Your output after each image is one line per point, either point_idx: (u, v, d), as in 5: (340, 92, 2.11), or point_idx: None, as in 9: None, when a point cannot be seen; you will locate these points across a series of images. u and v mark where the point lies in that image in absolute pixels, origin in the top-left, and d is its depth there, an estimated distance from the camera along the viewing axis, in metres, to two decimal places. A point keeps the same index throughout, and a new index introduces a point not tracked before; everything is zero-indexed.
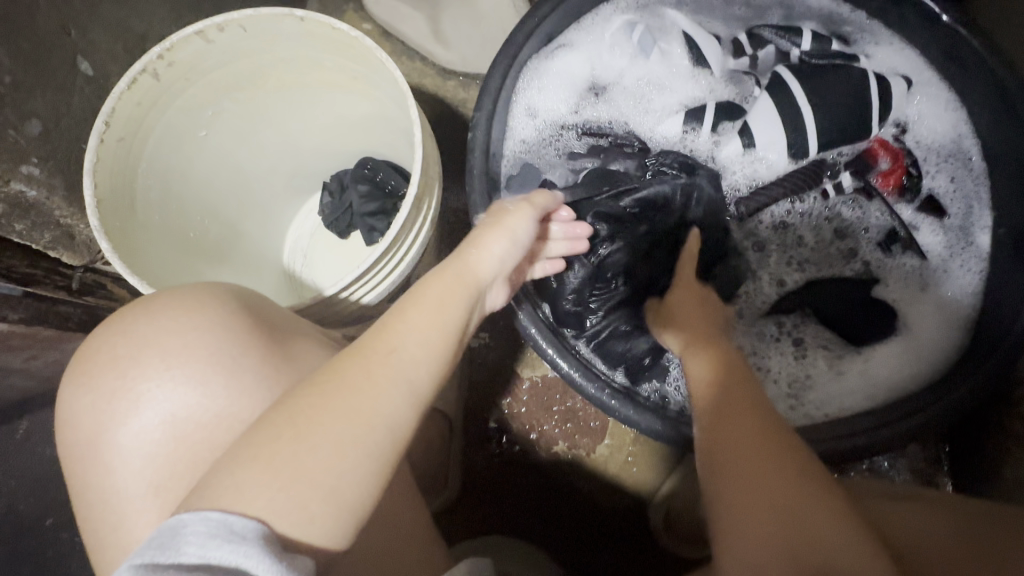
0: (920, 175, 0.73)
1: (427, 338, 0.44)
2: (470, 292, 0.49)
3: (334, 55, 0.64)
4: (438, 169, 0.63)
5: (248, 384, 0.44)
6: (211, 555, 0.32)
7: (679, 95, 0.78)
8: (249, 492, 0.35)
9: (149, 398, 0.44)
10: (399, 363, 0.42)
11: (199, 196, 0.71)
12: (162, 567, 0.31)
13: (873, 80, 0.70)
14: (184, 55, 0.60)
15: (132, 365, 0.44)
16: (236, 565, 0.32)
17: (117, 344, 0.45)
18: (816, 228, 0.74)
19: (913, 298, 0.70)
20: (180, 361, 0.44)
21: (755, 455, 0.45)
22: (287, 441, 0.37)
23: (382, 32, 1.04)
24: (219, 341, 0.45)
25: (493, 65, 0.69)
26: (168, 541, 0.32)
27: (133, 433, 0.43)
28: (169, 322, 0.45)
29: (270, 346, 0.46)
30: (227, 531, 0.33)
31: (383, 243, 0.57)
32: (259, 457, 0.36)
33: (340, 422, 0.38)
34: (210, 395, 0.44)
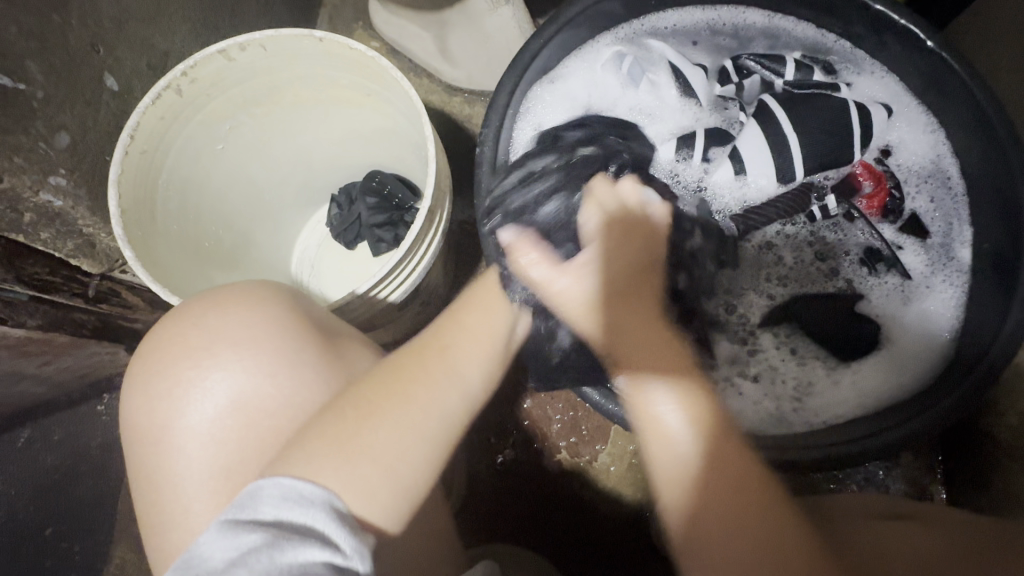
0: (902, 197, 0.76)
1: (476, 338, 0.52)
2: (511, 297, 0.57)
3: (351, 75, 0.66)
4: (450, 183, 0.65)
5: (311, 376, 0.47)
6: (283, 514, 0.37)
7: (669, 124, 0.82)
8: (324, 466, 0.40)
9: (211, 386, 0.45)
10: (451, 358, 0.49)
11: (214, 207, 0.73)
12: (244, 522, 0.36)
13: (855, 108, 0.74)
14: (205, 73, 0.63)
15: (204, 355, 0.46)
16: (307, 524, 0.37)
17: (189, 336, 0.47)
18: (799, 247, 0.77)
19: (896, 314, 0.73)
20: (250, 353, 0.46)
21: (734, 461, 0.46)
22: (353, 421, 0.43)
23: (390, 50, 1.08)
24: (285, 337, 0.47)
25: (498, 87, 0.72)
26: (247, 500, 0.37)
27: (203, 418, 0.45)
28: (236, 316, 0.47)
29: (330, 343, 0.49)
30: (296, 495, 0.38)
31: (398, 253, 0.59)
32: (324, 436, 0.42)
33: (398, 410, 0.44)
34: (276, 384, 0.46)
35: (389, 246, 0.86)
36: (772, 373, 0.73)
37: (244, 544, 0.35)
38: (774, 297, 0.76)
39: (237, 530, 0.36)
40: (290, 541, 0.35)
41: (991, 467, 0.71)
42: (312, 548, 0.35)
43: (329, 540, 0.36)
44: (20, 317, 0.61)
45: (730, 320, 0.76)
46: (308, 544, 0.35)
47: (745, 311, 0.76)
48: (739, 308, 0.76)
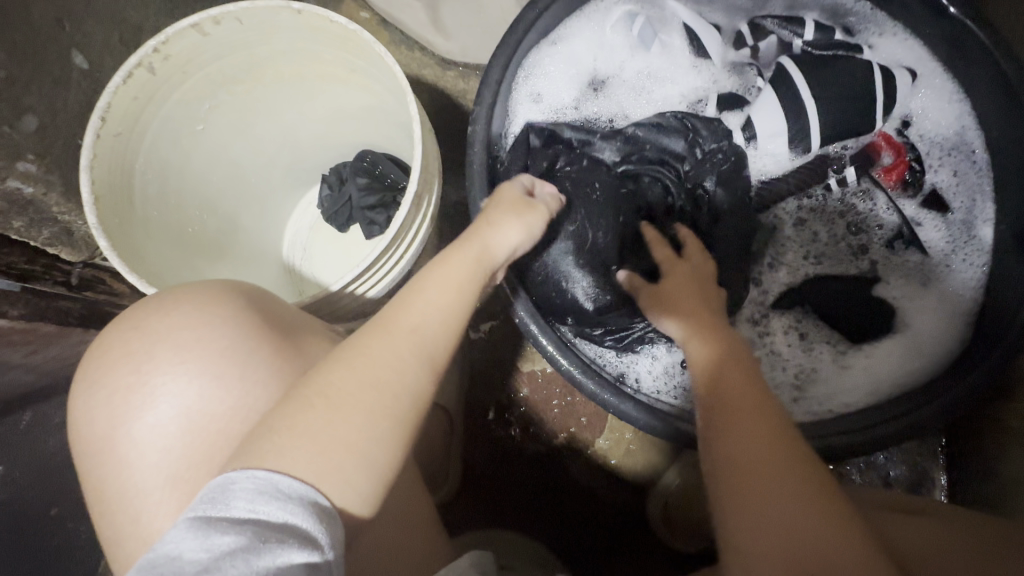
0: (923, 170, 0.72)
1: (445, 300, 0.48)
2: (481, 270, 0.52)
3: (332, 49, 0.63)
4: (439, 164, 0.62)
5: (261, 376, 0.44)
6: (260, 509, 0.35)
7: (680, 86, 0.78)
8: (296, 461, 0.37)
9: (163, 390, 0.43)
10: (400, 330, 0.45)
11: (196, 191, 0.71)
12: (217, 519, 0.34)
13: (879, 73, 0.70)
14: (180, 49, 0.59)
15: (145, 360, 0.44)
16: (283, 521, 0.35)
17: (131, 338, 0.45)
18: (829, 224, 0.74)
19: (913, 295, 0.70)
20: (197, 356, 0.44)
21: (766, 474, 0.41)
22: (321, 410, 0.40)
23: (381, 22, 1.04)
24: (231, 336, 0.45)
25: (494, 55, 0.68)
26: (219, 494, 0.35)
27: (149, 426, 0.43)
28: (176, 322, 0.45)
29: (281, 339, 0.46)
30: (274, 489, 0.36)
31: (384, 241, 0.57)
32: (285, 427, 0.39)
33: (369, 392, 0.41)
34: (224, 388, 0.44)
35: (381, 229, 0.88)
36: (775, 357, 0.71)
37: (216, 547, 0.33)
38: (795, 274, 0.73)
39: (210, 524, 0.34)
40: (268, 543, 0.34)
41: (999, 453, 0.70)
42: (291, 549, 0.34)
43: (306, 538, 0.35)
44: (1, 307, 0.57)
45: (747, 302, 0.73)
46: (286, 546, 0.34)
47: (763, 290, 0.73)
48: (763, 285, 0.73)
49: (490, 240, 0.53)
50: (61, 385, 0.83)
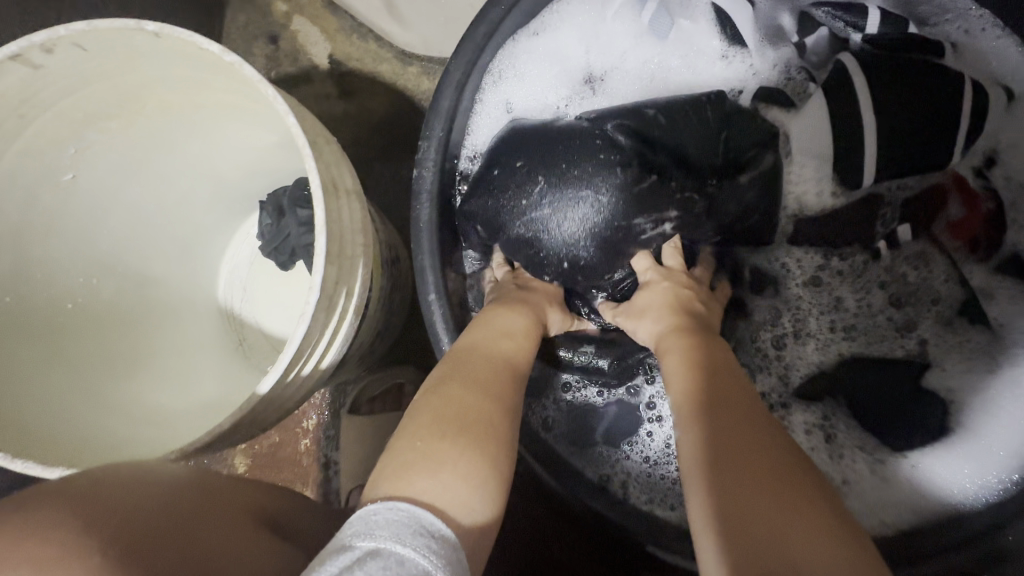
0: (1005, 226, 0.54)
1: (505, 363, 0.48)
2: (510, 366, 0.48)
3: (218, 77, 0.47)
4: (369, 231, 0.48)
5: None
6: (407, 545, 0.32)
7: (705, 81, 0.61)
8: (415, 484, 0.37)
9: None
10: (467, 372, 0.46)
11: (77, 253, 0.56)
12: (368, 550, 0.31)
13: (969, 87, 0.53)
14: (5, 88, 0.44)
15: None
16: (424, 563, 0.32)
17: None
18: (867, 292, 0.58)
19: (977, 390, 0.53)
20: None
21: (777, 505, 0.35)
22: (432, 438, 0.41)
23: (328, 5, 0.85)
24: None
25: (444, 77, 0.55)
26: (366, 525, 0.33)
27: None
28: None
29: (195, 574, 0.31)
30: (418, 524, 0.34)
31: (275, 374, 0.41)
32: (414, 458, 0.39)
33: (470, 416, 0.43)
34: None
35: None
36: None
37: None
38: (825, 353, 0.59)
39: (361, 559, 0.30)
40: None
41: None
42: None
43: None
44: None
45: (763, 378, 0.59)
46: None
47: (787, 368, 0.59)
48: (785, 360, 0.59)
49: (546, 317, 0.55)
50: None
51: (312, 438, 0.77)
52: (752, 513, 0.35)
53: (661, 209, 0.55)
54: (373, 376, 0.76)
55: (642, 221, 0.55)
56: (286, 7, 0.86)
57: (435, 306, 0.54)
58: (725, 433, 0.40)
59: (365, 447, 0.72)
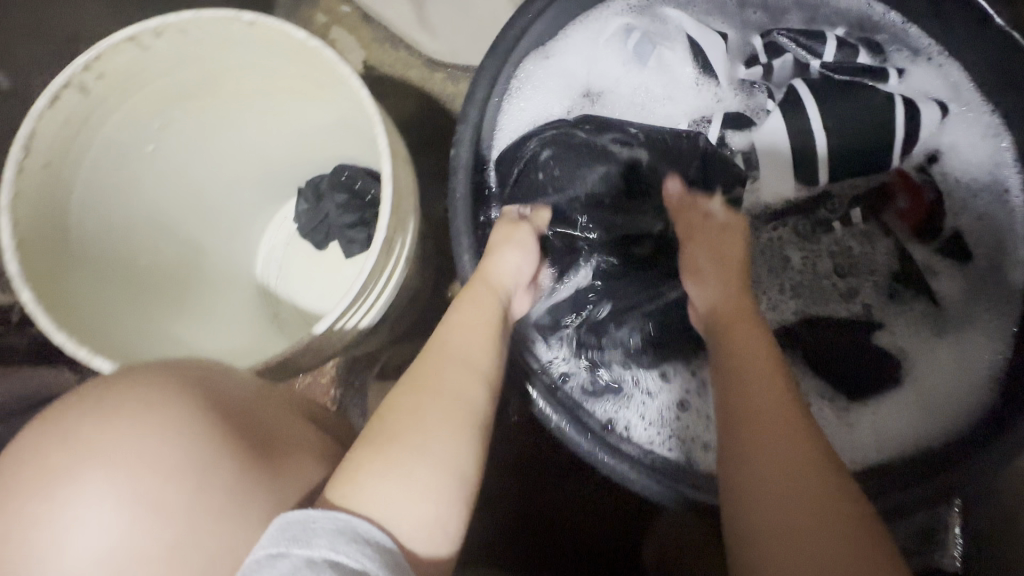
0: (944, 212, 0.64)
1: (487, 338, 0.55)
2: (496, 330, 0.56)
3: (292, 63, 0.55)
4: (417, 195, 0.56)
5: (215, 500, 0.40)
6: (340, 548, 0.37)
7: (681, 105, 0.70)
8: (370, 474, 0.43)
9: (89, 515, 0.38)
10: (453, 359, 0.52)
11: (147, 218, 0.63)
12: (302, 560, 0.36)
13: (900, 103, 0.63)
14: (115, 66, 0.52)
15: (66, 480, 0.38)
16: (358, 564, 0.37)
17: (53, 450, 0.38)
18: (817, 256, 0.67)
19: (926, 349, 0.63)
20: (125, 478, 0.38)
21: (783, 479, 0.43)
22: (401, 428, 0.46)
23: (363, 17, 0.95)
24: (183, 448, 0.40)
25: (476, 75, 0.63)
26: (299, 533, 0.37)
27: (79, 547, 0.37)
28: (120, 415, 0.40)
29: (243, 437, 0.43)
30: (351, 530, 0.39)
31: (347, 297, 0.50)
32: (379, 449, 0.45)
33: (432, 406, 0.48)
34: (165, 514, 0.39)
35: (361, 247, 0.82)
36: None
37: None
38: (779, 314, 0.66)
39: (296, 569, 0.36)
40: None
41: None
42: None
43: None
44: None
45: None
46: None
47: None
48: (751, 318, 0.66)
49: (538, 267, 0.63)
50: None
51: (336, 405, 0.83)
52: (760, 489, 0.43)
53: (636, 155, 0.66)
54: (397, 347, 0.83)
55: (617, 147, 0.66)
56: (325, 19, 0.96)
57: (467, 264, 0.62)
58: (742, 417, 0.47)
59: None
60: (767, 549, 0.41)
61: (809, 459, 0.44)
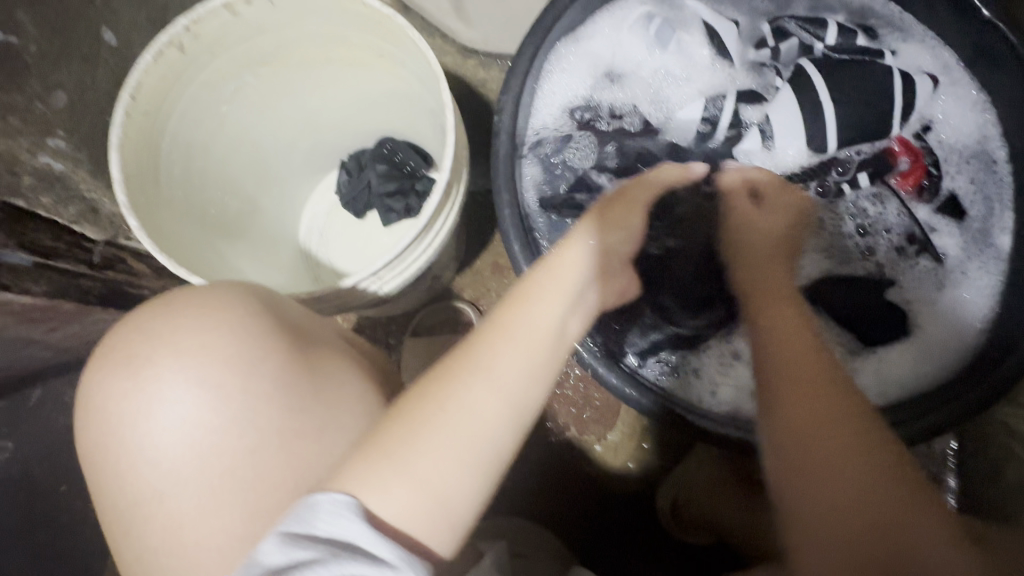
0: (939, 176, 0.72)
1: (527, 333, 0.50)
2: (551, 319, 0.52)
3: (361, 35, 0.63)
4: (467, 151, 0.64)
5: (263, 386, 0.46)
6: (336, 528, 0.40)
7: (697, 83, 0.79)
8: (370, 480, 0.43)
9: (169, 396, 0.46)
10: (482, 353, 0.49)
11: (216, 172, 0.70)
12: (300, 537, 0.40)
13: (897, 75, 0.70)
14: (211, 29, 0.59)
15: (146, 364, 0.46)
16: (350, 540, 0.40)
17: (134, 342, 0.47)
18: (841, 218, 0.74)
19: (929, 301, 0.70)
20: (190, 363, 0.46)
21: (850, 502, 0.46)
22: (411, 431, 0.44)
23: (403, 8, 1.04)
24: (235, 345, 0.47)
25: (519, 51, 0.70)
26: (304, 515, 0.41)
27: (159, 423, 0.45)
28: (186, 317, 0.47)
29: (294, 343, 0.49)
30: (345, 509, 0.41)
31: (414, 230, 0.59)
32: (379, 450, 0.44)
33: (434, 432, 0.44)
34: (224, 398, 0.46)
35: (400, 216, 0.84)
36: None
37: (300, 559, 0.38)
38: (815, 269, 0.73)
39: (295, 544, 0.39)
40: (344, 557, 0.39)
41: (1008, 458, 0.70)
42: (361, 565, 0.39)
43: (371, 553, 0.39)
44: (25, 285, 0.61)
45: None
46: (357, 562, 0.38)
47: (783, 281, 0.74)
48: (778, 274, 0.74)
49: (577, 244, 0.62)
50: (76, 361, 0.85)
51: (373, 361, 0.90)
52: (826, 506, 0.46)
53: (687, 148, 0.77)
54: (431, 309, 0.90)
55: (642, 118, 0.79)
56: None
57: (509, 218, 0.68)
58: (803, 436, 0.48)
59: (423, 364, 0.85)
60: (828, 542, 0.46)
61: (875, 481, 0.46)
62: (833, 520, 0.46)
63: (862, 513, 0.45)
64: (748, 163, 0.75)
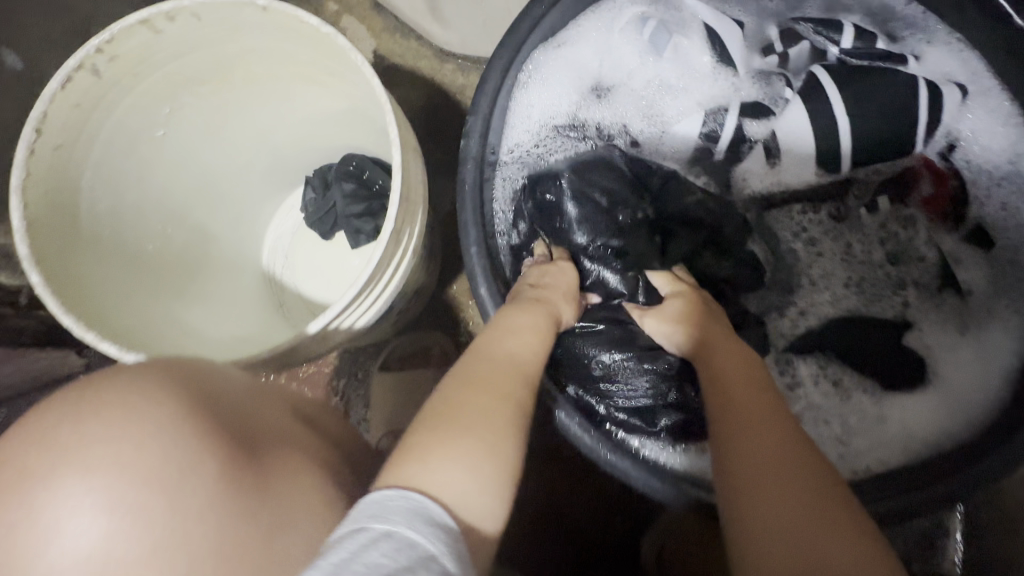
0: (968, 200, 0.63)
1: (525, 331, 0.54)
2: (544, 315, 0.57)
3: (305, 52, 0.55)
4: (426, 185, 0.56)
5: (195, 506, 0.36)
6: (407, 528, 0.36)
7: (697, 94, 0.70)
8: (432, 459, 0.41)
9: (72, 524, 0.34)
10: (489, 358, 0.51)
11: (154, 202, 0.63)
12: (373, 532, 0.35)
13: (922, 87, 0.62)
14: (129, 49, 0.52)
15: (40, 483, 0.34)
16: (423, 544, 0.35)
17: (19, 455, 0.35)
18: (864, 245, 0.67)
19: (955, 342, 0.62)
20: (103, 481, 0.35)
21: (763, 467, 0.43)
22: (444, 414, 0.45)
23: (374, 6, 0.95)
24: (168, 454, 0.36)
25: (489, 64, 0.62)
26: (374, 511, 0.36)
27: (60, 559, 0.34)
28: (95, 417, 0.36)
29: (232, 446, 0.39)
30: (419, 511, 0.37)
31: (353, 291, 0.50)
32: (435, 427, 0.44)
33: (466, 416, 0.45)
34: (148, 524, 0.35)
35: (369, 237, 0.78)
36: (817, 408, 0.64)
37: (369, 555, 0.33)
38: (835, 307, 0.66)
39: (375, 538, 0.34)
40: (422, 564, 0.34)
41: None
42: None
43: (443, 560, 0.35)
44: None
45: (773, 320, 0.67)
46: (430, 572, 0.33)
47: (801, 316, 0.66)
48: (802, 306, 0.67)
49: (559, 310, 0.58)
50: None
51: (342, 395, 0.84)
52: (747, 480, 0.43)
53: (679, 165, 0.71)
54: (404, 339, 0.84)
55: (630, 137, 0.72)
56: (337, 7, 0.95)
57: (476, 257, 0.60)
58: (719, 413, 0.48)
59: (393, 402, 0.80)
60: (749, 519, 0.41)
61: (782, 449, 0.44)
62: (769, 477, 0.42)
63: (772, 480, 0.42)
64: (749, 181, 0.69)
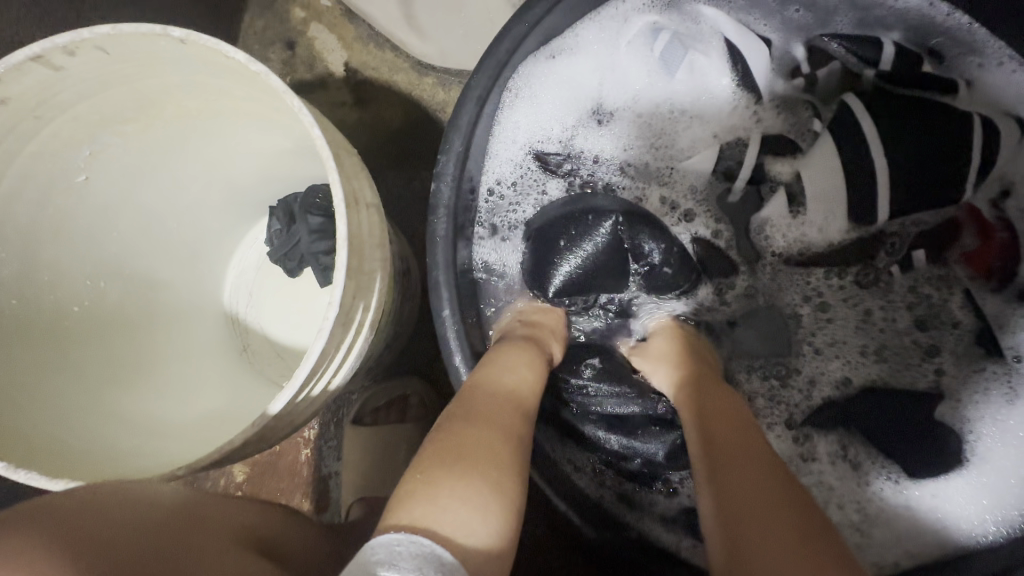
0: (1019, 257, 0.55)
1: (514, 372, 0.48)
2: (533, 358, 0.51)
3: (240, 86, 0.47)
4: (385, 243, 0.48)
5: None
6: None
7: (710, 122, 0.62)
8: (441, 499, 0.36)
9: None
10: (484, 395, 0.45)
11: (81, 253, 0.56)
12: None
13: (977, 125, 0.53)
14: (24, 88, 0.45)
15: None
16: None
17: None
18: (892, 309, 0.58)
19: (999, 422, 0.54)
20: None
21: (763, 510, 0.37)
22: (451, 446, 0.40)
23: (346, 12, 0.85)
24: None
25: (465, 91, 0.53)
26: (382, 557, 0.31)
27: None
28: None
29: None
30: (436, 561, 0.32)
31: (290, 390, 0.41)
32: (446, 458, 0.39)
33: (479, 456, 0.39)
34: None
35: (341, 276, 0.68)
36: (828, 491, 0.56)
37: None
38: (855, 375, 0.58)
39: None
40: None
41: None
42: None
43: None
44: None
45: (789, 395, 0.58)
46: None
47: (810, 386, 0.58)
48: (807, 374, 0.59)
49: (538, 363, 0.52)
50: None
51: (312, 447, 0.76)
52: (747, 521, 0.36)
53: (694, 209, 0.61)
54: (379, 388, 0.76)
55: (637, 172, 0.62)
56: (304, 13, 0.86)
57: (449, 323, 0.53)
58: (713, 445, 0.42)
59: (367, 459, 0.72)
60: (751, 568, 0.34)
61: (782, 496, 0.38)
62: (755, 518, 0.36)
63: (772, 527, 0.36)
64: (772, 233, 0.60)
